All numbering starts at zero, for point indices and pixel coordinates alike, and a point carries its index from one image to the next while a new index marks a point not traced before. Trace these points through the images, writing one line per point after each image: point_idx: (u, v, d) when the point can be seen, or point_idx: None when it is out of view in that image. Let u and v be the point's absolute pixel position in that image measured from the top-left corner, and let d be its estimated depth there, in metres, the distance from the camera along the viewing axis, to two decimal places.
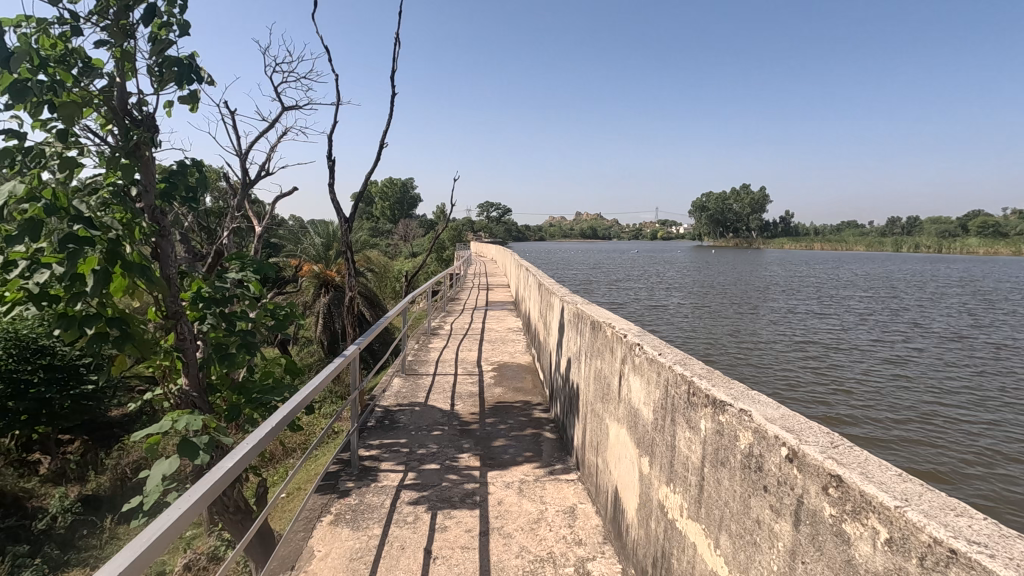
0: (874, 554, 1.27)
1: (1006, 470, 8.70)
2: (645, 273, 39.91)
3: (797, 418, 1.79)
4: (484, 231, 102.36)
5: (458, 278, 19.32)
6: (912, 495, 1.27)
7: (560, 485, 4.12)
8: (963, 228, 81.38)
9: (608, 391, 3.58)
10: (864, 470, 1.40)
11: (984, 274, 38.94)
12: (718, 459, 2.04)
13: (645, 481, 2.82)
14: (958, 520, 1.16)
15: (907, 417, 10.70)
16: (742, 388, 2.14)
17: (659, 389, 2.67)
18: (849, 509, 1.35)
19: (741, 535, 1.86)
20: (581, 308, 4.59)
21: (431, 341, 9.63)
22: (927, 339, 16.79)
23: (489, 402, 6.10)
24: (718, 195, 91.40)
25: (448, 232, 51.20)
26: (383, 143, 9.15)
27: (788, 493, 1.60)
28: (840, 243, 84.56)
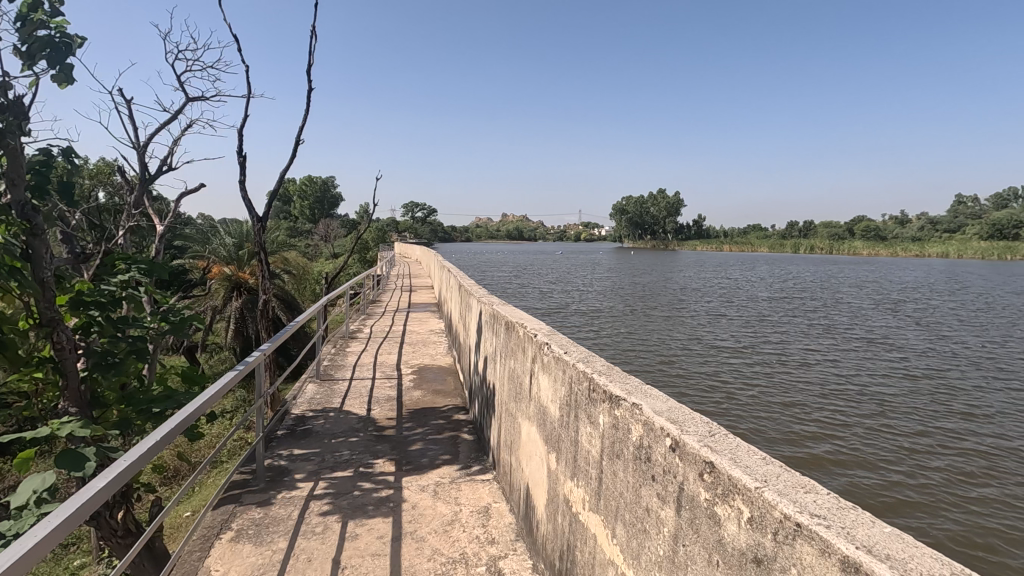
0: (738, 532, 1.38)
1: (886, 452, 9.67)
2: (569, 275, 40.79)
3: (683, 410, 1.91)
4: (407, 232, 100.54)
5: (381, 281, 18.89)
6: (770, 477, 1.39)
7: (476, 486, 4.13)
8: (848, 231, 89.90)
9: (520, 390, 3.64)
10: (733, 456, 1.51)
11: (867, 276, 43.06)
12: (614, 451, 2.13)
13: (553, 476, 2.89)
14: (808, 499, 1.28)
15: (802, 406, 11.64)
16: (637, 383, 2.25)
17: (564, 386, 2.76)
18: (720, 493, 1.46)
19: (633, 523, 1.95)
20: (496, 309, 4.64)
21: (350, 345, 9.32)
22: (816, 335, 18.43)
23: (407, 406, 6.01)
24: (637, 199, 95.27)
25: (371, 232, 49.72)
26: (298, 139, 8.76)
27: (672, 481, 1.70)
28: (745, 246, 90.73)
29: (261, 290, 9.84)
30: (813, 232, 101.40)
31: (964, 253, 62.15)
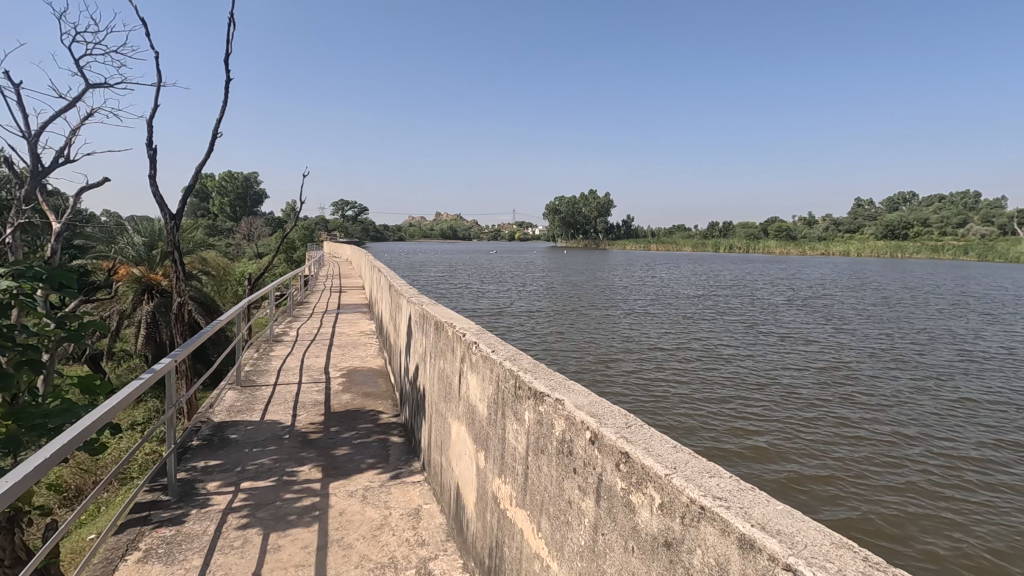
0: (651, 519, 1.44)
1: (806, 424, 10.19)
2: (503, 275, 40.98)
3: (603, 404, 1.97)
4: (337, 230, 97.10)
5: (309, 282, 18.21)
6: (679, 464, 1.47)
7: (406, 488, 4.08)
8: (763, 231, 95.93)
9: (450, 390, 3.62)
10: (647, 446, 1.58)
11: (779, 273, 46.16)
12: (539, 446, 2.18)
13: (482, 474, 2.91)
14: (711, 483, 1.36)
15: (726, 389, 12.20)
16: (561, 378, 2.31)
17: (491, 385, 2.78)
18: (634, 481, 1.52)
19: (556, 515, 2.01)
20: (426, 309, 4.60)
21: (274, 348, 8.91)
22: (735, 329, 19.57)
23: (335, 410, 5.83)
24: (569, 198, 97.15)
25: (297, 232, 47.64)
26: (216, 132, 8.28)
27: (592, 473, 1.76)
28: (670, 245, 94.72)
29: (175, 292, 9.20)
30: (732, 232, 107.41)
31: (863, 250, 67.89)
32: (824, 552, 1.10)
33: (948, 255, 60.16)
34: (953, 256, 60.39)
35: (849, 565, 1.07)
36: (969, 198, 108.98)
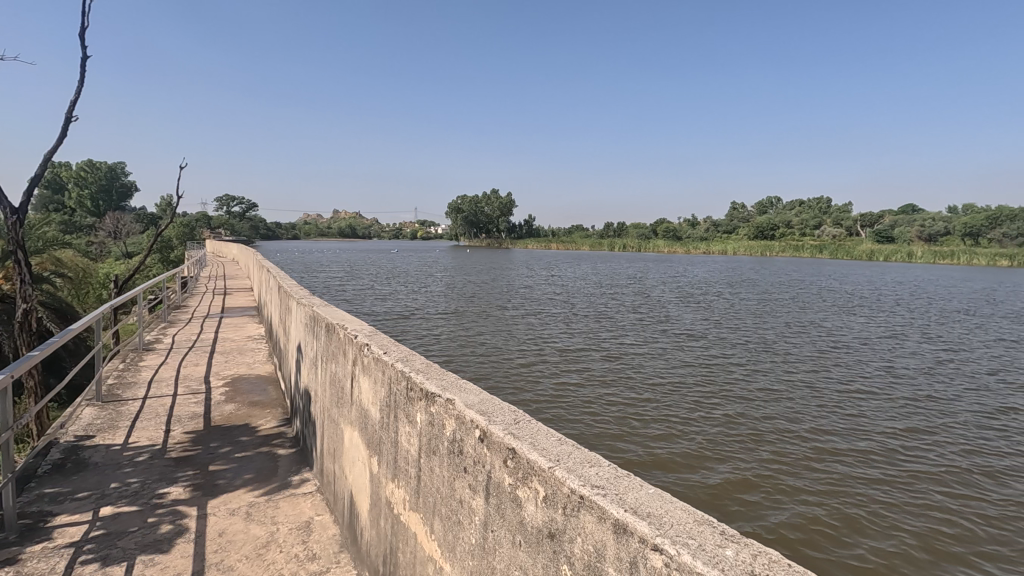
0: (536, 512, 1.48)
1: None
2: (405, 275, 39.98)
3: (493, 401, 2.00)
4: (221, 227, 89.39)
5: (188, 283, 16.63)
6: (563, 456, 1.51)
7: (296, 500, 3.86)
8: (653, 232, 102.09)
9: (342, 394, 3.48)
10: (533, 440, 1.62)
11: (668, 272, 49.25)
12: (431, 447, 2.17)
13: (374, 480, 2.83)
14: (591, 471, 1.42)
15: (625, 369, 12.71)
16: (453, 377, 2.32)
17: (384, 387, 2.71)
18: (520, 476, 1.56)
19: (449, 516, 2.00)
20: (316, 311, 4.37)
21: (144, 358, 8.00)
22: (630, 324, 20.62)
23: (217, 423, 5.36)
24: (471, 197, 97.11)
25: (174, 228, 43.29)
26: (70, 115, 7.28)
27: (481, 470, 1.78)
28: (569, 244, 97.87)
29: (19, 297, 7.99)
30: (625, 232, 113.29)
31: (738, 249, 74.42)
32: (687, 529, 1.18)
33: (807, 253, 67.65)
34: (810, 254, 67.99)
35: (708, 539, 1.16)
36: (822, 203, 122.98)
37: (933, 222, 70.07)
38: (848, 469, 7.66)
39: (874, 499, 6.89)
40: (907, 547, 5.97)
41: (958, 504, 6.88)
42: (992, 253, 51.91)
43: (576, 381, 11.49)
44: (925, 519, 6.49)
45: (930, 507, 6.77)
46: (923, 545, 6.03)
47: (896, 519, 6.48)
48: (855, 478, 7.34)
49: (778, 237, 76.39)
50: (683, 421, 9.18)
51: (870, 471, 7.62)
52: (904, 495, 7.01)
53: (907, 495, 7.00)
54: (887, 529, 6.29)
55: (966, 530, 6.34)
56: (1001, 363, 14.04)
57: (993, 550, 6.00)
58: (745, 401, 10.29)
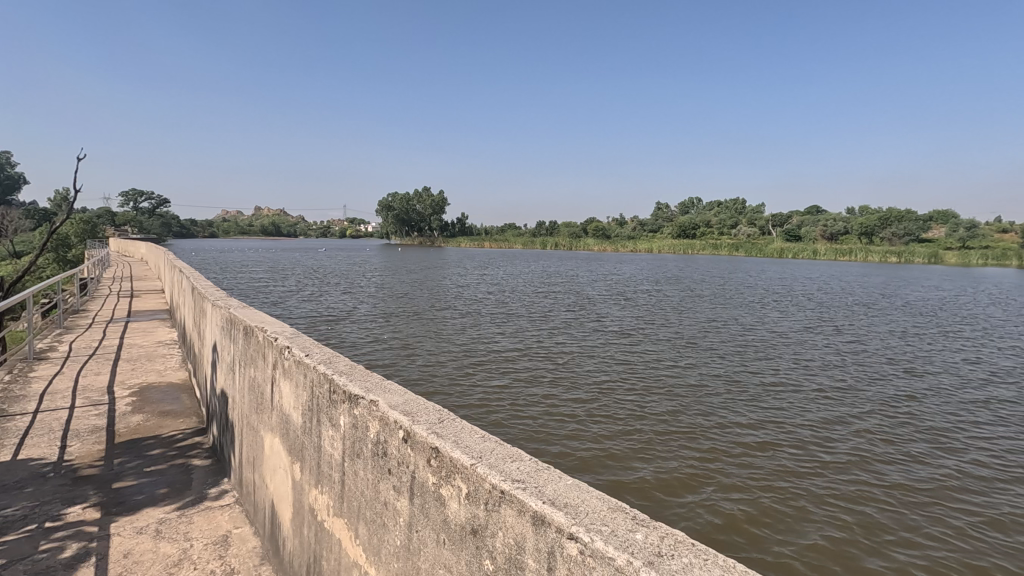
0: (459, 509, 1.49)
1: None
2: (333, 275, 38.66)
3: (417, 402, 2.00)
4: (124, 224, 82.40)
5: (88, 286, 15.26)
6: (485, 453, 1.54)
7: (212, 514, 3.65)
8: (582, 231, 104.56)
9: (262, 399, 3.33)
10: (456, 439, 1.64)
11: (597, 270, 50.67)
12: (354, 451, 2.13)
13: (297, 487, 2.74)
14: (511, 466, 1.45)
15: (558, 365, 12.94)
16: (377, 379, 2.29)
17: (305, 391, 2.62)
18: (444, 475, 1.57)
19: (373, 520, 1.97)
20: (233, 313, 4.14)
21: (35, 368, 7.26)
22: (561, 321, 21.07)
23: (122, 436, 4.97)
24: (402, 195, 95.28)
25: (71, 225, 39.54)
26: None
27: (405, 471, 1.76)
28: (501, 243, 98.36)
29: None
30: (556, 231, 115.35)
31: (664, 247, 77.63)
32: (601, 516, 1.23)
33: (726, 252, 71.62)
34: (729, 252, 72.03)
35: (620, 525, 1.21)
36: (737, 204, 130.97)
37: (834, 222, 76.30)
38: (761, 449, 8.20)
39: (787, 475, 7.38)
40: (823, 516, 6.35)
41: (863, 474, 7.43)
42: (883, 251, 57.32)
43: (510, 379, 11.56)
44: (836, 491, 6.95)
45: (840, 479, 7.27)
46: (837, 513, 6.45)
47: (812, 493, 6.89)
48: (767, 457, 7.88)
49: (699, 236, 80.47)
50: (613, 414, 9.47)
51: (787, 452, 8.10)
52: (818, 471, 7.49)
53: (815, 470, 7.56)
54: (802, 501, 6.69)
55: (872, 497, 6.85)
56: (893, 351, 15.49)
57: (895, 513, 6.51)
58: (670, 393, 10.76)
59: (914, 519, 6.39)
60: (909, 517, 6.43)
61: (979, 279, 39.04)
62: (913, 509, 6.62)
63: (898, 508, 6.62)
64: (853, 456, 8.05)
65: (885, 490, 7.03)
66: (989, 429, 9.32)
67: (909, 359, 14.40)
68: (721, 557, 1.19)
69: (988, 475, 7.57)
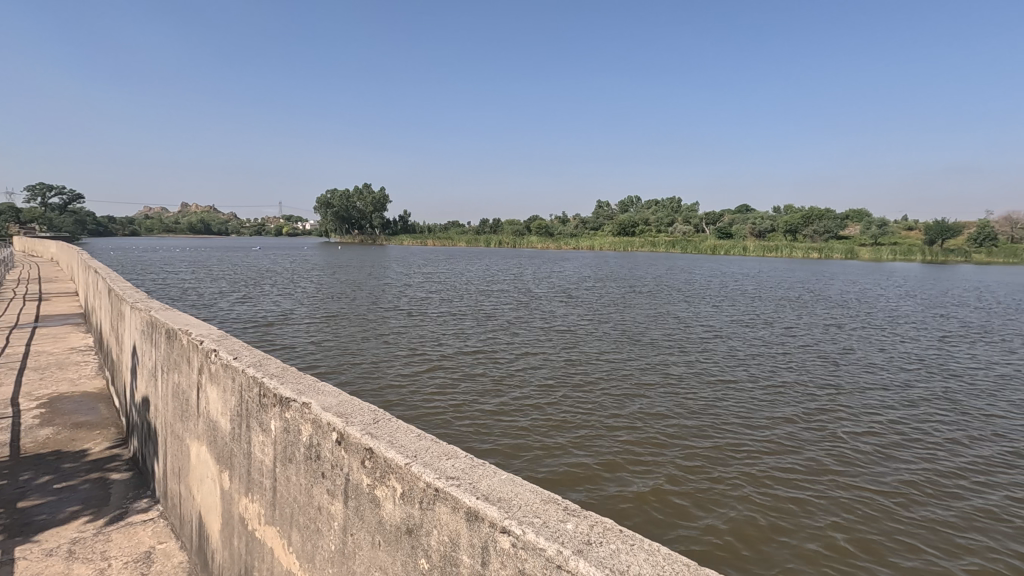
0: (394, 510, 1.48)
1: None
2: (268, 275, 37.08)
3: (352, 403, 1.96)
4: (31, 222, 75.65)
5: None
6: (420, 451, 1.53)
7: (133, 530, 3.42)
8: (526, 230, 105.37)
9: (187, 406, 3.16)
10: (391, 438, 1.62)
11: (541, 268, 51.11)
12: (286, 456, 2.06)
13: (226, 497, 2.61)
14: (446, 464, 1.45)
15: (502, 363, 12.96)
16: (311, 382, 2.23)
17: (234, 396, 2.50)
18: (378, 475, 1.54)
19: (306, 526, 1.91)
20: (154, 315, 3.90)
21: None
22: (505, 318, 21.12)
23: (28, 451, 4.57)
24: (342, 192, 92.65)
25: None
26: None
27: (339, 473, 1.72)
28: (445, 241, 97.51)
29: None
30: (500, 229, 115.65)
31: (604, 246, 79.45)
32: (534, 509, 1.25)
33: (663, 249, 74.09)
34: (666, 249, 74.57)
35: (552, 516, 1.24)
36: (673, 203, 135.72)
37: (762, 221, 80.50)
38: (698, 434, 8.55)
39: (722, 457, 7.73)
40: (755, 495, 6.68)
41: (790, 454, 7.89)
42: (807, 247, 61.11)
43: (454, 378, 11.45)
44: (766, 470, 7.34)
45: (769, 460, 7.68)
46: (769, 492, 6.76)
47: (745, 473, 7.25)
48: (703, 442, 8.22)
49: (638, 234, 82.94)
50: (557, 409, 9.60)
51: (723, 438, 8.42)
52: (752, 454, 7.82)
53: (747, 451, 7.95)
54: (736, 481, 7.02)
55: (801, 474, 7.22)
56: (815, 341, 16.52)
57: (820, 487, 6.91)
58: (612, 386, 11.01)
59: (838, 492, 6.78)
60: (833, 490, 6.85)
61: (888, 274, 42.32)
62: (835, 482, 7.05)
63: (823, 483, 7.03)
64: (783, 438, 8.47)
65: (813, 468, 7.43)
66: (899, 409, 10.09)
67: (828, 348, 15.44)
68: (648, 541, 1.25)
69: (901, 449, 8.16)
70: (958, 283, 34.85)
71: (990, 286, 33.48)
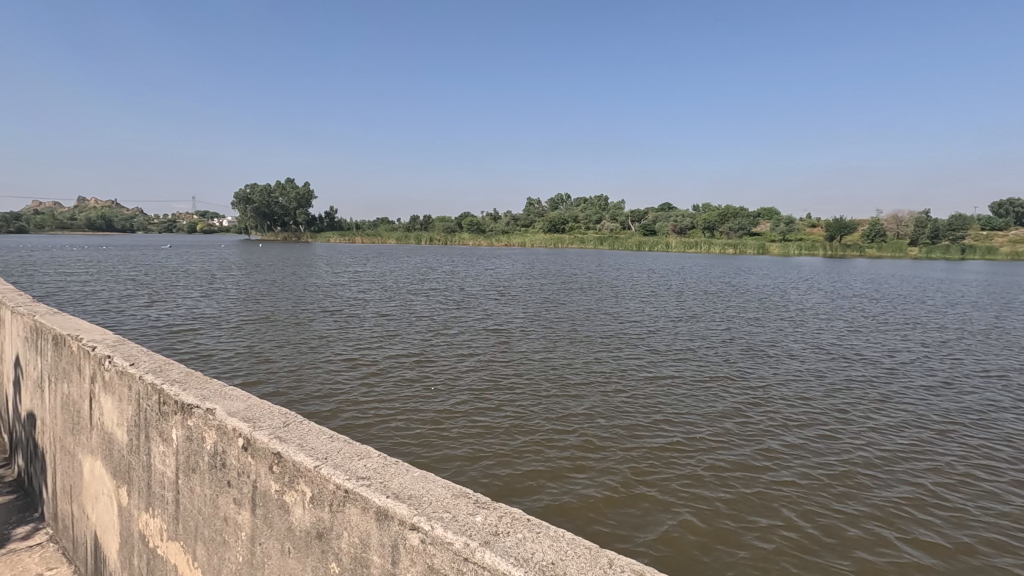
0: (304, 514, 1.52)
1: None
2: (181, 275, 34.57)
3: (261, 406, 1.92)
4: None
5: None
6: (331, 453, 1.59)
7: (15, 557, 3.10)
8: (457, 227, 104.68)
9: (78, 418, 2.90)
10: (301, 440, 1.64)
11: (473, 266, 50.96)
12: (189, 466, 1.95)
13: (125, 514, 2.42)
14: (358, 464, 1.55)
15: (433, 362, 12.81)
16: (217, 386, 2.12)
17: (131, 405, 2.33)
18: (287, 480, 1.57)
19: (212, 538, 1.85)
20: (40, 320, 3.54)
21: None
22: (436, 317, 20.92)
23: None
24: (262, 187, 88.00)
25: None
26: None
27: (246, 481, 1.69)
28: (373, 238, 94.87)
29: None
30: (431, 226, 114.15)
31: (535, 243, 80.40)
32: (445, 505, 1.42)
33: (592, 246, 75.93)
34: (594, 247, 76.51)
35: (463, 511, 1.42)
36: (599, 201, 139.40)
37: (683, 220, 84.40)
38: (623, 424, 8.87)
39: (646, 445, 8.07)
40: (677, 478, 7.02)
41: (708, 438, 8.36)
42: (723, 244, 64.74)
43: (382, 377, 11.17)
44: (686, 455, 7.75)
45: (689, 445, 8.11)
46: (689, 474, 7.14)
47: (667, 459, 7.61)
48: (629, 432, 8.55)
49: (568, 232, 84.50)
50: (488, 405, 9.64)
51: (646, 427, 8.79)
52: (674, 442, 8.15)
53: (669, 437, 8.35)
54: (658, 466, 7.35)
55: (718, 459, 7.62)
56: (729, 333, 17.59)
57: (735, 467, 7.38)
58: (542, 383, 11.14)
59: (751, 471, 7.26)
60: (745, 469, 7.33)
61: (794, 269, 45.67)
62: (747, 462, 7.55)
63: (737, 463, 7.51)
64: (702, 424, 8.93)
65: (729, 453, 7.84)
66: (802, 392, 10.95)
67: (742, 340, 16.48)
68: (547, 526, 1.48)
69: (806, 430, 8.78)
70: (853, 278, 38.12)
71: (882, 280, 36.80)
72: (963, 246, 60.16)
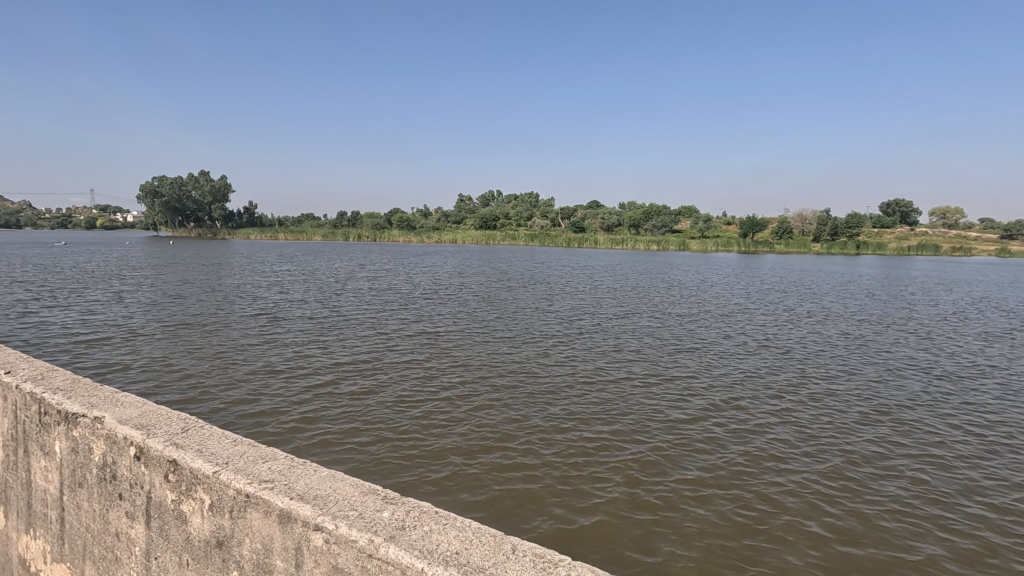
0: (202, 523, 1.56)
1: None
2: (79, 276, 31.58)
3: (157, 412, 1.85)
4: None
5: None
6: (233, 457, 1.63)
7: None
8: (387, 224, 102.23)
9: None
10: (200, 446, 1.65)
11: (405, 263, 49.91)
12: (74, 480, 1.83)
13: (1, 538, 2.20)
14: (262, 467, 1.61)
15: (362, 365, 12.45)
16: (107, 392, 1.99)
17: (6, 418, 2.11)
18: (185, 489, 1.59)
19: (103, 556, 1.78)
20: None
21: None
22: (367, 318, 20.32)
23: None
24: (173, 179, 81.88)
25: None
26: None
27: (139, 493, 1.67)
28: (298, 234, 90.67)
29: None
30: (360, 222, 110.81)
31: (467, 239, 79.97)
32: (351, 503, 1.52)
33: (524, 242, 76.72)
34: (526, 243, 77.20)
35: (369, 508, 1.52)
36: (531, 198, 140.47)
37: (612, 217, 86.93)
38: (552, 422, 9.02)
39: (574, 440, 8.26)
40: (602, 472, 7.24)
41: (632, 432, 8.68)
42: (648, 240, 67.21)
43: (307, 383, 10.75)
44: (612, 449, 8.01)
45: (615, 439, 8.38)
46: (614, 469, 7.37)
47: (594, 454, 7.84)
48: (557, 429, 8.71)
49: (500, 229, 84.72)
50: (418, 407, 9.50)
51: (575, 424, 8.98)
52: (601, 438, 8.39)
53: (596, 433, 8.59)
54: (585, 462, 7.54)
55: (641, 451, 7.91)
56: (655, 329, 18.30)
57: (657, 460, 7.70)
58: (475, 383, 11.09)
59: (671, 463, 7.62)
60: (666, 461, 7.66)
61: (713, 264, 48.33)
62: (668, 454, 7.90)
63: (658, 455, 7.84)
64: (627, 419, 9.26)
65: (651, 445, 8.18)
66: (720, 385, 11.59)
67: (667, 336, 17.19)
68: (453, 518, 1.59)
69: (723, 421, 9.31)
70: (767, 273, 40.63)
71: (791, 274, 39.62)
72: (859, 242, 66.08)
